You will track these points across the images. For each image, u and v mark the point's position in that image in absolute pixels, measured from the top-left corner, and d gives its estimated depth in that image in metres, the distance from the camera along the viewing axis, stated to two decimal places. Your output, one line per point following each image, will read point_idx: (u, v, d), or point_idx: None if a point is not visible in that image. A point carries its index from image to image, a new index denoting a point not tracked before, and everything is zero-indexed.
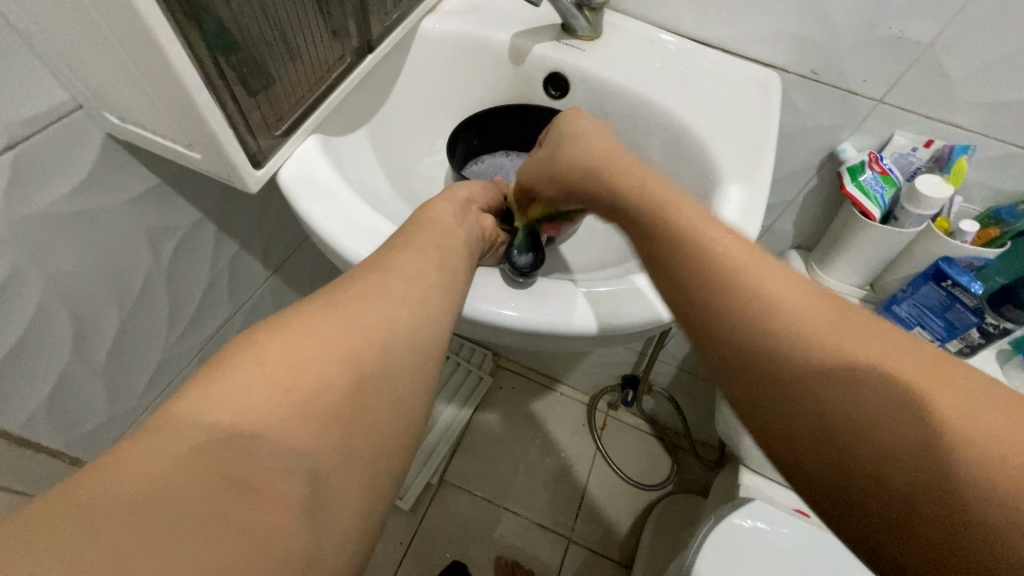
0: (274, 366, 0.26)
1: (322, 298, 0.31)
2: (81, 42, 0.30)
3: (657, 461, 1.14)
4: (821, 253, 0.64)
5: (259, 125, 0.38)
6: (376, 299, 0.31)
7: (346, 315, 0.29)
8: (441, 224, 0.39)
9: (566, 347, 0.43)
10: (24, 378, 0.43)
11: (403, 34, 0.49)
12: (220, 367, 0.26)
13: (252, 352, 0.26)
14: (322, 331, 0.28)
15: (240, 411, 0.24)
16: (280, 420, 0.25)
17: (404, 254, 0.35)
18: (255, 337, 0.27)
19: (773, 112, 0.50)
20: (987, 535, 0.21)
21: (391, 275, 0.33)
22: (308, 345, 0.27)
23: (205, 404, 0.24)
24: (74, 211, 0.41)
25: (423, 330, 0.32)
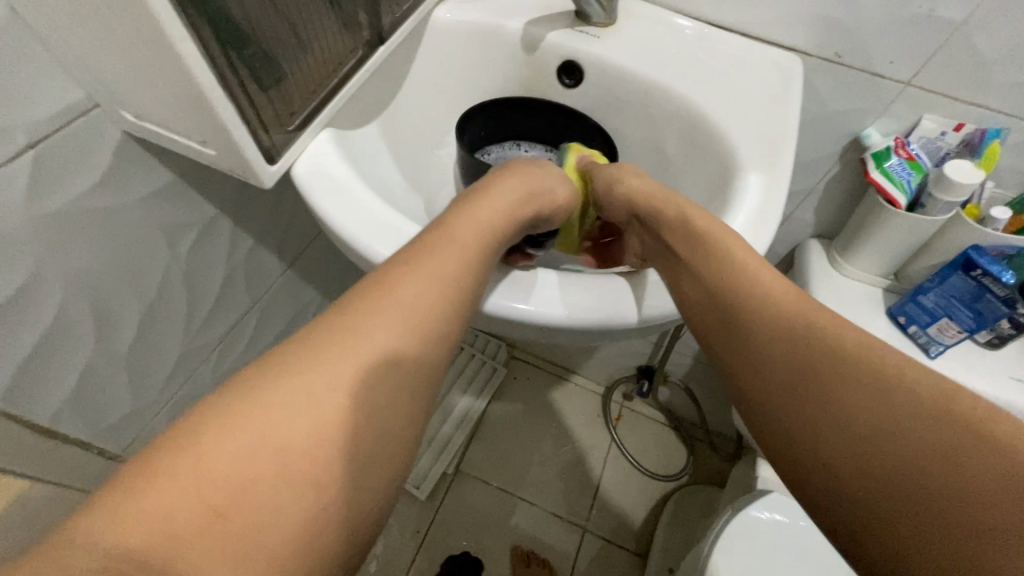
0: (213, 482, 0.24)
1: (290, 380, 0.28)
2: (94, 40, 0.30)
3: (672, 451, 1.13)
4: (843, 241, 0.62)
5: (272, 121, 0.38)
6: (344, 387, 0.28)
7: (305, 408, 0.27)
8: (444, 260, 0.35)
9: (580, 341, 0.43)
10: (51, 372, 0.44)
11: (414, 25, 0.48)
12: (163, 467, 0.24)
13: (190, 457, 0.24)
14: (277, 431, 0.26)
15: (181, 533, 0.23)
16: (218, 540, 0.23)
17: (389, 315, 0.31)
18: (202, 432, 0.25)
19: (794, 98, 0.49)
20: (939, 487, 0.27)
21: (368, 349, 0.30)
22: (269, 437, 0.26)
23: (117, 526, 0.22)
24: (95, 207, 0.41)
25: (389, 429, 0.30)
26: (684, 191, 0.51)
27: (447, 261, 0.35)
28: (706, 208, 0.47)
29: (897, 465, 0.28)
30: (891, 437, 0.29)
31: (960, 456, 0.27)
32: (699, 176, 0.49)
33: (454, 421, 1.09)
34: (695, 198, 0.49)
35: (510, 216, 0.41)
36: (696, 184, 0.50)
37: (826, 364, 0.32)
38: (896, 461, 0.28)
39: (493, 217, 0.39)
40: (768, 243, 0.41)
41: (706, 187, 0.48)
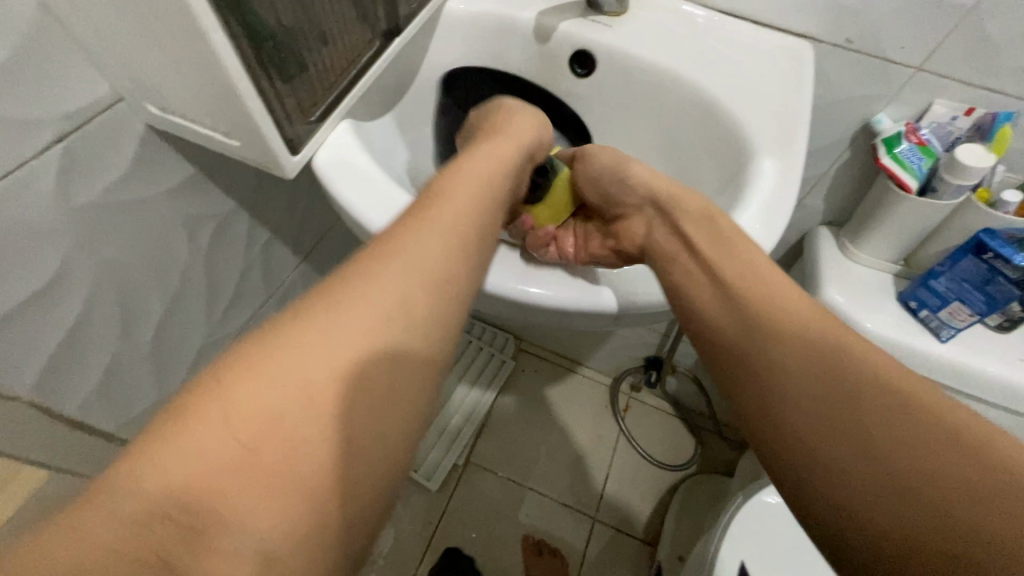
0: (240, 423, 0.25)
1: (301, 329, 0.28)
2: (124, 32, 0.31)
3: (680, 441, 1.14)
4: (853, 227, 0.63)
5: (295, 111, 0.38)
6: (357, 330, 0.29)
7: (320, 352, 0.28)
8: (448, 211, 0.36)
9: (593, 326, 0.43)
10: (79, 364, 0.45)
11: (428, 16, 0.48)
12: (186, 419, 0.24)
13: (215, 402, 0.25)
14: (294, 374, 0.27)
15: (206, 481, 0.23)
16: (238, 489, 0.23)
17: (396, 264, 0.32)
18: (223, 383, 0.26)
19: (806, 85, 0.49)
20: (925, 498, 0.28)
21: (379, 295, 0.31)
22: (287, 392, 0.26)
23: (155, 470, 0.23)
24: (119, 201, 0.42)
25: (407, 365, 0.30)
26: (698, 178, 0.51)
27: (449, 212, 0.36)
28: (720, 194, 0.48)
29: (889, 466, 0.29)
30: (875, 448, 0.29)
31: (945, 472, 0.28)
32: (712, 163, 0.50)
33: (463, 413, 1.09)
34: (709, 185, 0.50)
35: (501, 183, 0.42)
36: (709, 172, 0.50)
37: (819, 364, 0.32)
38: (887, 462, 0.29)
39: (487, 170, 0.41)
40: (783, 227, 0.42)
41: (719, 174, 0.49)
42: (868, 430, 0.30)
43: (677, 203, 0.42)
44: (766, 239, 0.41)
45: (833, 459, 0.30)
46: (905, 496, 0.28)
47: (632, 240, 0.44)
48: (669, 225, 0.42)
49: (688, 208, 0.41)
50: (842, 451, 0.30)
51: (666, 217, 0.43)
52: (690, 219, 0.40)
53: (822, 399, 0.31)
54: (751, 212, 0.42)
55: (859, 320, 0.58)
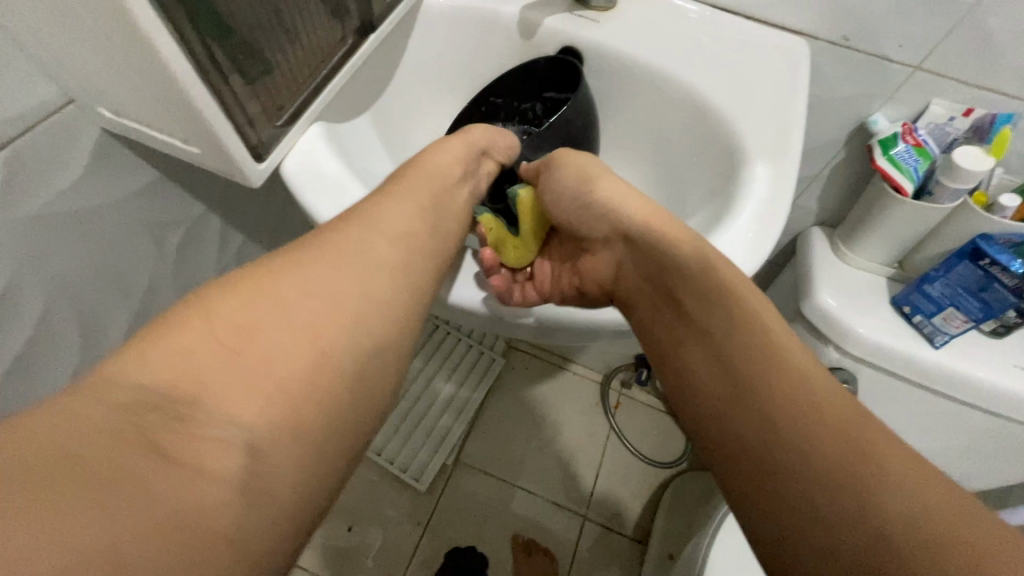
0: (228, 329, 0.27)
1: (285, 268, 0.30)
2: (62, 31, 0.28)
3: (671, 438, 1.13)
4: (847, 229, 0.61)
5: (259, 115, 0.36)
6: (337, 268, 0.31)
7: (302, 284, 0.30)
8: (420, 179, 0.38)
9: (571, 341, 0.42)
10: (36, 380, 0.42)
11: (405, 10, 0.46)
12: (171, 329, 0.26)
13: (206, 315, 0.27)
14: (281, 297, 0.29)
15: (191, 375, 0.25)
16: (221, 385, 0.25)
17: (373, 218, 0.34)
18: (211, 302, 0.28)
19: (800, 85, 0.47)
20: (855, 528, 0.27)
21: (359, 240, 0.33)
22: (270, 309, 0.28)
23: (148, 361, 0.25)
24: (74, 209, 0.39)
25: (383, 302, 0.32)
26: (688, 182, 0.49)
27: (419, 179, 0.38)
28: (711, 199, 0.46)
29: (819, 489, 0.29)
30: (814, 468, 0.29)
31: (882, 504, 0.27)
32: (703, 166, 0.48)
33: (452, 411, 1.08)
34: (699, 189, 0.48)
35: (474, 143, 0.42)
36: (700, 175, 0.48)
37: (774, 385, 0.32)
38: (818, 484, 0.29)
39: (463, 145, 0.41)
40: (777, 237, 0.40)
41: (711, 177, 0.47)
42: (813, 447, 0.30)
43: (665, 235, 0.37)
44: (760, 248, 0.39)
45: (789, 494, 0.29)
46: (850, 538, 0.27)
47: (596, 277, 0.41)
48: (640, 264, 0.39)
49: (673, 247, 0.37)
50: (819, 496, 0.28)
51: (635, 253, 0.39)
52: (673, 260, 0.37)
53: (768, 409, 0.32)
54: (743, 220, 0.40)
55: (852, 324, 0.57)
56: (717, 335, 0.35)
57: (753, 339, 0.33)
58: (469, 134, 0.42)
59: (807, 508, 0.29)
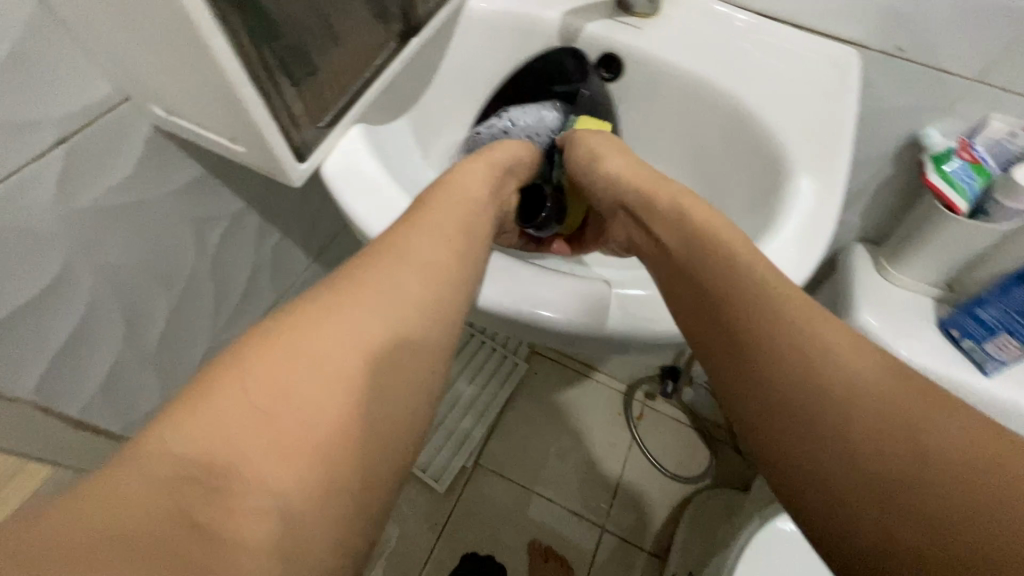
0: (258, 393, 0.27)
1: (313, 318, 0.30)
2: (122, 32, 0.29)
3: (694, 452, 1.10)
4: (893, 247, 0.59)
5: (303, 117, 0.36)
6: (363, 317, 0.31)
7: (326, 338, 0.29)
8: (445, 212, 0.37)
9: (599, 350, 0.41)
10: (81, 365, 0.44)
11: (448, 14, 0.46)
12: (208, 392, 0.26)
13: (234, 379, 0.27)
14: (309, 352, 0.29)
15: (226, 443, 0.25)
16: (258, 450, 0.25)
17: (398, 258, 0.34)
18: (244, 357, 0.28)
19: (848, 96, 0.45)
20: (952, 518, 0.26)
21: (384, 284, 0.32)
22: (300, 364, 0.28)
23: (178, 430, 0.25)
24: (123, 203, 0.41)
25: (404, 343, 0.31)
26: (728, 193, 0.48)
27: (443, 212, 0.37)
28: (752, 211, 0.45)
29: (902, 488, 0.27)
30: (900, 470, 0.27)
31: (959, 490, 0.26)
32: (744, 177, 0.47)
33: (473, 414, 1.08)
34: (739, 200, 0.47)
35: (491, 174, 0.41)
36: (740, 187, 0.47)
37: (841, 389, 0.29)
38: (900, 481, 0.27)
39: (481, 168, 0.41)
40: (822, 253, 0.38)
41: (752, 189, 0.46)
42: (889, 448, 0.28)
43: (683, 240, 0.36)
44: (803, 264, 0.38)
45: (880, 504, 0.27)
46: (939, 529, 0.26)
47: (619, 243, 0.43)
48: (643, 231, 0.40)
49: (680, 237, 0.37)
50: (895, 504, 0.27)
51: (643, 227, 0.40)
52: (697, 267, 0.35)
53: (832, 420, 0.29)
54: (786, 235, 0.39)
55: (893, 346, 0.55)
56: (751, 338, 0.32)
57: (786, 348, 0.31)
58: (491, 154, 0.43)
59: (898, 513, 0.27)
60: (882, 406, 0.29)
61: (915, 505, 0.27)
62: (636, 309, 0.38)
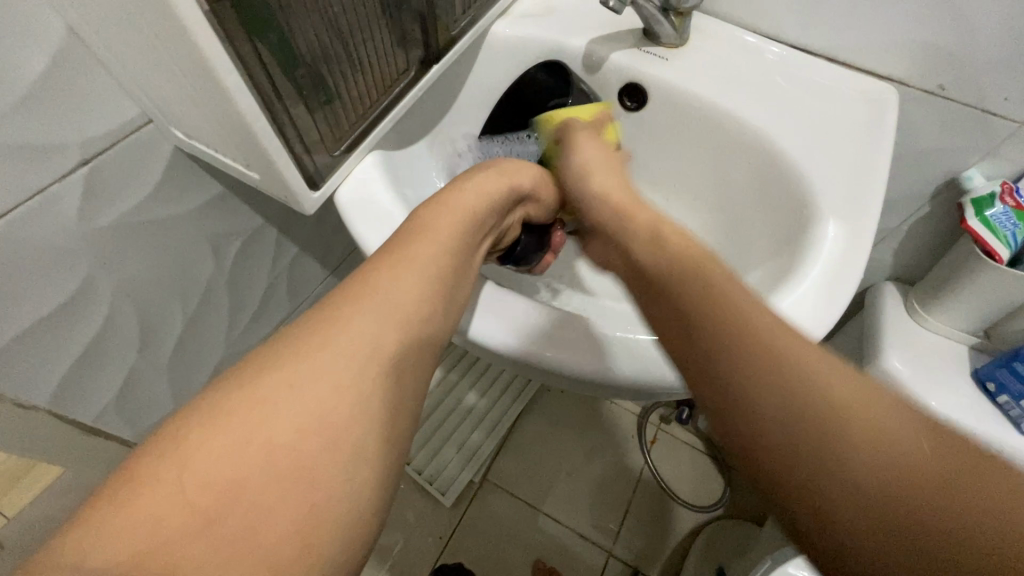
0: (200, 490, 0.23)
1: (260, 386, 0.26)
2: (143, 60, 0.30)
3: (708, 481, 1.07)
4: (928, 289, 0.56)
5: (318, 144, 0.36)
6: (321, 381, 0.26)
7: (276, 412, 0.25)
8: (429, 249, 0.33)
9: (608, 395, 0.40)
10: (96, 375, 0.45)
11: (471, 40, 0.46)
12: (144, 487, 0.22)
13: (169, 472, 0.23)
14: (257, 431, 0.24)
15: (159, 547, 0.21)
16: (191, 558, 0.21)
17: (364, 306, 0.29)
18: (187, 439, 0.24)
19: (883, 134, 0.43)
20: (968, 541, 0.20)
21: (347, 340, 0.28)
22: (254, 445, 0.24)
23: (104, 547, 0.21)
24: (142, 220, 0.41)
25: (372, 409, 0.27)
26: (754, 230, 0.47)
27: (425, 251, 0.33)
28: (776, 252, 0.43)
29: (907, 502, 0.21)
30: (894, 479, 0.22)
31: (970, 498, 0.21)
32: (770, 215, 0.45)
33: (483, 429, 1.07)
34: (765, 240, 0.45)
35: (495, 203, 0.38)
36: (765, 226, 0.45)
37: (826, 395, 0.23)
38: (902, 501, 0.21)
39: (494, 188, 0.39)
40: (846, 304, 0.37)
41: (777, 229, 0.44)
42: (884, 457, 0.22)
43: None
44: (826, 313, 0.36)
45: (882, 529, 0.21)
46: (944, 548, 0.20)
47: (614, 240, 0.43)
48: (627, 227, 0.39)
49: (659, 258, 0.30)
50: (896, 502, 0.21)
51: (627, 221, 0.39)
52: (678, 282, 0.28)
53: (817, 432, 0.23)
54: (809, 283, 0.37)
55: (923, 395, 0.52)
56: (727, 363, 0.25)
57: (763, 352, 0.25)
58: (489, 178, 0.39)
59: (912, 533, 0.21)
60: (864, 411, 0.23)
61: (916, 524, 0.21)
62: (645, 359, 0.36)
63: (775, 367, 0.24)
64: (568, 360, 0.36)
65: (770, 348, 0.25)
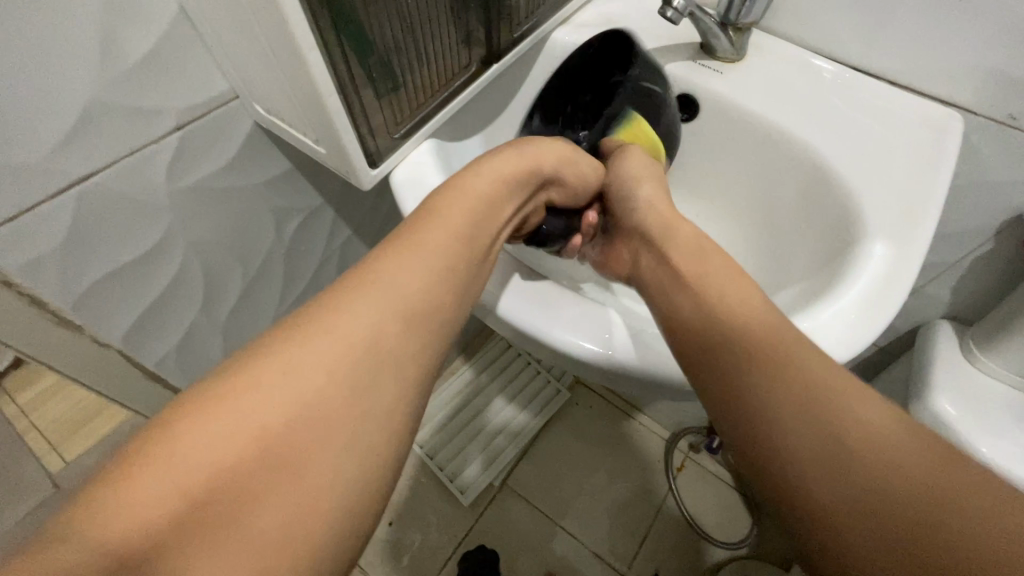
0: (214, 457, 0.25)
1: (256, 367, 0.28)
2: (237, 37, 0.33)
3: (734, 517, 1.03)
4: (985, 329, 0.53)
5: (381, 127, 0.39)
6: (321, 360, 0.29)
7: (267, 396, 0.27)
8: (434, 239, 0.34)
9: (632, 390, 0.40)
10: (162, 324, 0.49)
11: (532, 44, 0.48)
12: (165, 448, 0.25)
13: (166, 454, 0.25)
14: (249, 415, 0.26)
15: (179, 509, 0.24)
16: (206, 519, 0.24)
17: (366, 295, 0.31)
18: (201, 410, 0.26)
19: (945, 162, 0.42)
20: (915, 511, 0.26)
21: (345, 328, 0.30)
22: (259, 416, 0.26)
23: (126, 505, 0.23)
24: (218, 186, 0.46)
25: (366, 395, 0.29)
26: (800, 248, 0.46)
27: (432, 238, 0.34)
28: (817, 270, 0.43)
29: (871, 473, 0.27)
30: (871, 455, 0.27)
31: (929, 484, 0.26)
32: (816, 233, 0.45)
33: (508, 434, 1.08)
34: (808, 258, 0.44)
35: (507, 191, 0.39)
36: (811, 244, 0.45)
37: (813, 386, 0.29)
38: (872, 472, 0.27)
39: (509, 175, 0.40)
40: (885, 325, 0.36)
41: (822, 247, 0.43)
42: (865, 453, 0.27)
43: (725, 283, 0.34)
44: (862, 333, 0.36)
45: (844, 486, 0.27)
46: (900, 515, 0.26)
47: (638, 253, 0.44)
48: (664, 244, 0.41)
49: (713, 304, 0.34)
50: (873, 492, 0.26)
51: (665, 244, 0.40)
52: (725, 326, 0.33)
53: (794, 402, 0.29)
54: (846, 301, 0.37)
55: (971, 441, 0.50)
56: (733, 354, 0.32)
57: (770, 353, 0.31)
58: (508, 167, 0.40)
59: (865, 496, 0.26)
60: (849, 404, 0.29)
61: (875, 491, 0.26)
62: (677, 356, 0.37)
63: (769, 361, 0.31)
64: (614, 354, 0.36)
65: (780, 356, 0.31)
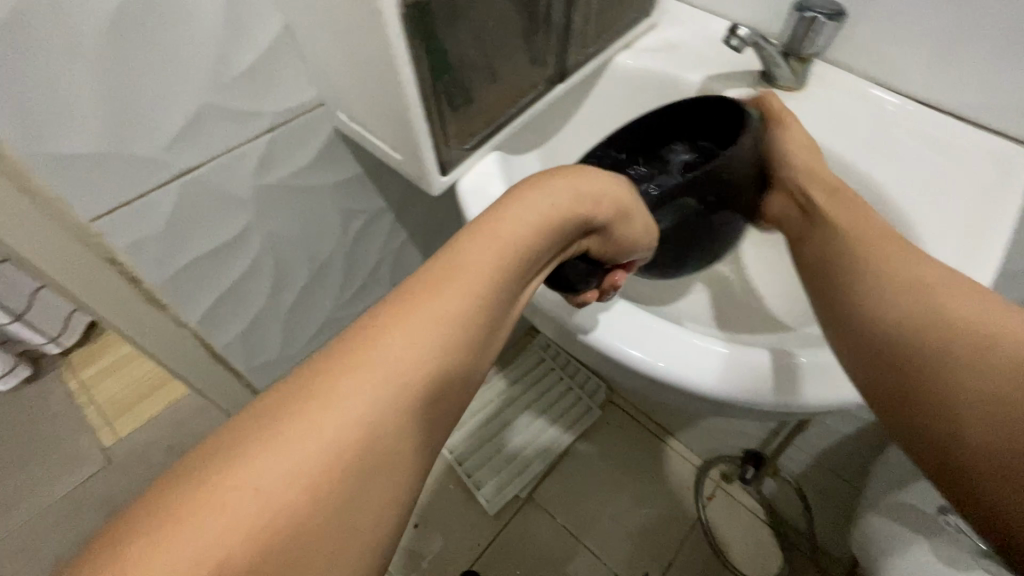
0: (224, 532, 0.21)
1: (272, 425, 0.23)
2: (335, 50, 0.37)
3: (764, 553, 0.99)
4: None
5: (453, 137, 0.42)
6: (343, 416, 0.24)
7: (285, 457, 0.23)
8: (438, 311, 0.28)
9: (677, 402, 0.41)
10: (233, 309, 0.53)
11: (596, 67, 0.50)
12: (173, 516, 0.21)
13: (170, 527, 0.21)
14: (237, 510, 0.21)
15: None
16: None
17: (394, 337, 0.26)
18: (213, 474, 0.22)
19: (1012, 199, 0.41)
20: None
21: (342, 407, 0.24)
22: (274, 483, 0.22)
23: None
24: (296, 184, 0.49)
25: (369, 487, 0.24)
26: None
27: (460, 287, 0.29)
28: None
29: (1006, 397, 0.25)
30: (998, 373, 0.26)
31: None
32: None
33: (537, 447, 1.08)
34: None
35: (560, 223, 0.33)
36: None
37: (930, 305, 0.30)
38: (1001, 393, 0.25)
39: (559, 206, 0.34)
40: None
41: None
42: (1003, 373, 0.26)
43: None
44: None
45: (973, 409, 0.26)
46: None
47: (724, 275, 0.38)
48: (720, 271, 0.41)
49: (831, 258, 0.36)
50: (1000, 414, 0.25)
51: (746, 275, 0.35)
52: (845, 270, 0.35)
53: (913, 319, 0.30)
54: None
55: None
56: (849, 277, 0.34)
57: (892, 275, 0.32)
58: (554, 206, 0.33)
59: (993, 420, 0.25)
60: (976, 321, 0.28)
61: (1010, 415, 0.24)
62: (726, 371, 0.37)
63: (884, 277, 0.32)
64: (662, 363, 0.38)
65: (899, 278, 0.32)
